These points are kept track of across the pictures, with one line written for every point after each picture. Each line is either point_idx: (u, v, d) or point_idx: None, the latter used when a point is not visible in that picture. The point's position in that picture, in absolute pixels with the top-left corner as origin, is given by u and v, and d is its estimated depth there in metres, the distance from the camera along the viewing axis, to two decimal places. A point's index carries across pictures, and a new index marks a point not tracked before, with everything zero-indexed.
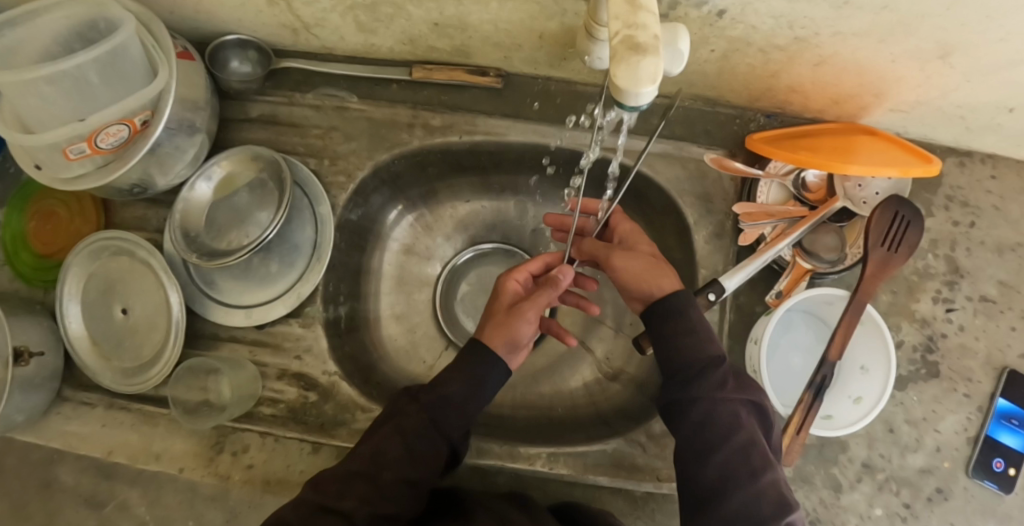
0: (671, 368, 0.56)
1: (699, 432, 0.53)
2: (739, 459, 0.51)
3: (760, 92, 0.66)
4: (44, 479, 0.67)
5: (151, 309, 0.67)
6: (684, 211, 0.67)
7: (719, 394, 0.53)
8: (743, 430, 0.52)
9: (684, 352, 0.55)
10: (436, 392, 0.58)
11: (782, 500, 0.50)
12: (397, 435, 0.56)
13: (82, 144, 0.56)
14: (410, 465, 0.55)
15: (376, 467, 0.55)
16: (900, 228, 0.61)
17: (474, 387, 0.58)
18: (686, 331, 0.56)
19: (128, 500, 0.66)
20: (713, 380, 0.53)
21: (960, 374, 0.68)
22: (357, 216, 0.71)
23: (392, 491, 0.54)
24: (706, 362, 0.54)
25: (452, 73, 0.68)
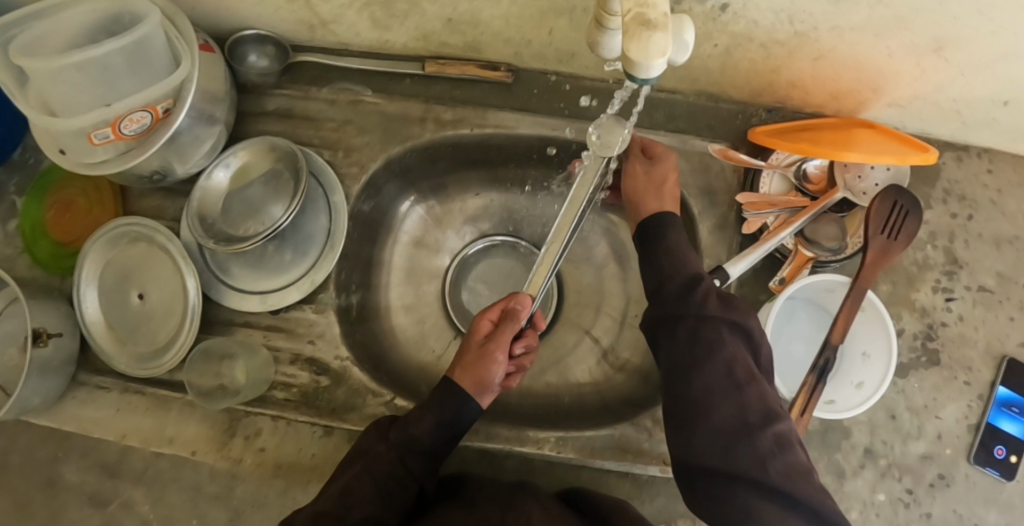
0: (660, 294, 0.59)
1: (686, 349, 0.54)
2: (725, 372, 0.52)
3: (762, 88, 0.67)
4: (47, 479, 0.68)
5: (168, 296, 0.68)
6: (689, 202, 0.69)
7: (703, 312, 0.55)
8: (726, 345, 0.53)
9: (664, 281, 0.59)
10: (406, 432, 0.59)
11: (769, 411, 0.51)
12: (367, 477, 0.57)
13: (107, 129, 0.58)
14: (376, 505, 0.56)
15: (345, 508, 0.55)
16: (901, 219, 0.63)
17: (444, 427, 0.59)
18: (669, 253, 0.61)
19: (132, 498, 0.66)
20: (697, 297, 0.56)
21: (960, 363, 0.69)
22: (370, 207, 0.73)
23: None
24: (687, 285, 0.57)
25: (463, 68, 0.69)
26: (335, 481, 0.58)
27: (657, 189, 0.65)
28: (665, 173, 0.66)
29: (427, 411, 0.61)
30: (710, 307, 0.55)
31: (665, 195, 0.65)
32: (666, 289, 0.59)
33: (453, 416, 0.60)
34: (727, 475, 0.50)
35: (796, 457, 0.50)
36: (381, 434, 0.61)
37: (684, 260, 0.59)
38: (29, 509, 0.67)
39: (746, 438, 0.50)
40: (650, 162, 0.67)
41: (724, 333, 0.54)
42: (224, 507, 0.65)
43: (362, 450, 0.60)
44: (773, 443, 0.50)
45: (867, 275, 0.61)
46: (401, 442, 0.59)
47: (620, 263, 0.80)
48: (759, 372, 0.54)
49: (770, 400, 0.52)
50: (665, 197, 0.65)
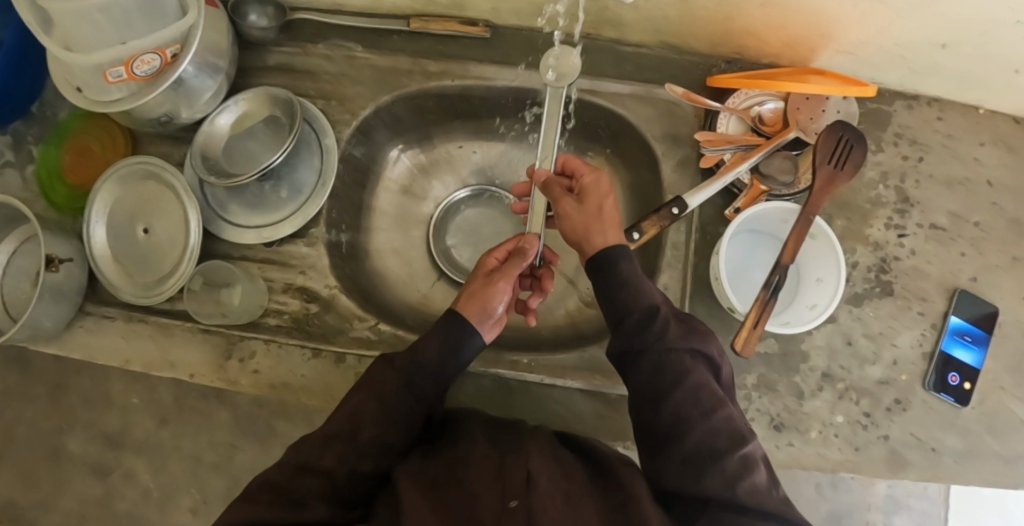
0: (622, 323, 0.60)
1: (654, 379, 0.58)
2: (692, 396, 0.56)
3: (720, 37, 0.73)
4: None
5: (171, 230, 0.74)
6: (653, 144, 0.74)
7: (664, 342, 0.58)
8: (690, 373, 0.57)
9: (624, 312, 0.60)
10: (411, 360, 0.61)
11: (734, 434, 0.55)
12: (375, 399, 0.59)
13: (121, 68, 0.64)
14: (384, 426, 0.58)
15: (354, 428, 0.58)
16: (847, 150, 0.68)
17: (450, 352, 0.61)
18: (629, 284, 0.60)
19: None
20: (657, 328, 0.59)
21: (914, 294, 0.73)
22: (360, 153, 0.79)
23: (370, 451, 0.58)
24: (648, 316, 0.59)
25: (446, 24, 0.76)
26: (344, 405, 0.61)
27: (596, 220, 0.63)
28: (597, 201, 0.64)
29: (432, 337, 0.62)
30: (672, 338, 0.58)
31: (607, 223, 0.63)
32: (627, 322, 0.60)
33: (438, 378, 0.61)
34: (701, 499, 0.53)
35: (761, 474, 0.54)
36: (388, 360, 0.63)
37: (644, 290, 0.60)
38: None
39: (716, 459, 0.54)
40: (579, 196, 0.65)
41: (688, 359, 0.58)
42: None
43: (370, 377, 0.62)
44: (739, 464, 0.53)
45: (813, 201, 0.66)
46: (408, 369, 0.60)
47: None
48: (722, 395, 0.58)
49: (735, 420, 0.56)
50: (609, 224, 0.63)
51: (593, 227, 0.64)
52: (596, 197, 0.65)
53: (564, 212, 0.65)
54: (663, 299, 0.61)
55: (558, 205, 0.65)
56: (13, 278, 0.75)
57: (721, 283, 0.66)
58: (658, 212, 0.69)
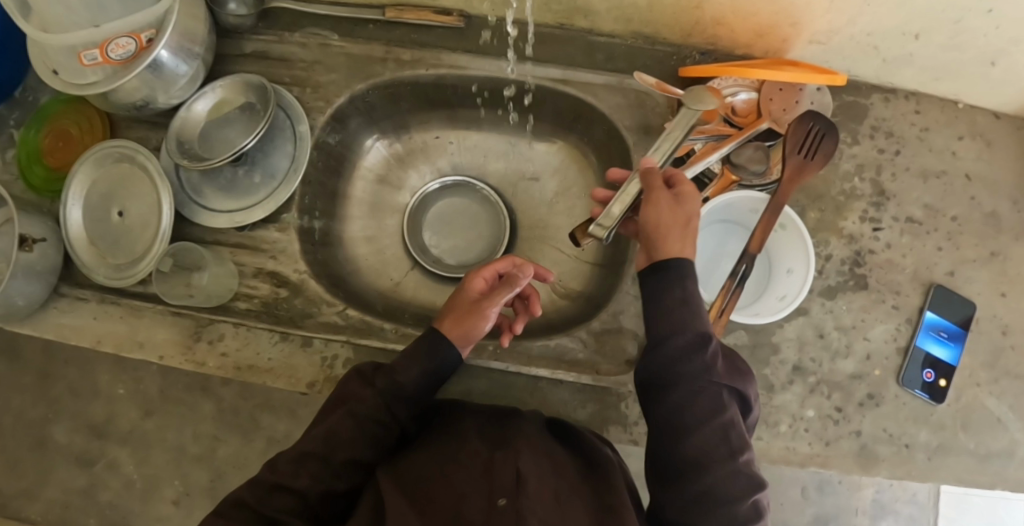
0: (669, 343, 0.57)
1: (686, 410, 0.55)
2: (723, 435, 0.55)
3: (691, 27, 0.73)
4: (38, 438, 0.77)
5: (144, 211, 0.74)
6: (624, 133, 0.74)
7: (706, 376, 0.55)
8: (725, 411, 0.55)
9: (669, 334, 0.57)
10: (389, 380, 0.60)
11: (752, 478, 0.55)
12: (349, 415, 0.59)
13: (95, 51, 0.66)
14: (361, 447, 0.58)
15: (330, 448, 0.57)
16: (822, 143, 0.67)
17: (429, 376, 0.61)
18: (687, 306, 0.57)
19: (116, 459, 0.76)
20: (702, 359, 0.56)
21: (888, 287, 0.72)
22: (335, 140, 0.79)
23: (343, 471, 0.58)
24: (698, 344, 0.56)
25: (420, 14, 0.76)
26: (321, 423, 0.60)
27: (680, 227, 0.58)
28: (691, 212, 0.60)
29: (412, 359, 0.61)
30: (717, 373, 0.56)
31: (688, 235, 0.59)
32: (671, 344, 0.56)
33: (417, 397, 0.61)
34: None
35: (763, 519, 0.56)
36: (364, 378, 0.62)
37: (697, 316, 0.57)
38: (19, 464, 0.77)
39: (731, 501, 0.54)
40: (676, 197, 0.60)
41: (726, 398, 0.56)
42: (205, 466, 0.75)
43: (346, 394, 0.61)
44: (750, 508, 0.54)
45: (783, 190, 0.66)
46: (387, 388, 0.60)
47: (570, 202, 0.83)
48: (747, 438, 0.57)
49: (754, 466, 0.56)
50: (689, 239, 0.59)
51: (671, 234, 0.59)
52: (691, 205, 0.60)
53: (653, 203, 0.60)
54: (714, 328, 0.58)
55: (651, 198, 0.60)
56: None
57: None
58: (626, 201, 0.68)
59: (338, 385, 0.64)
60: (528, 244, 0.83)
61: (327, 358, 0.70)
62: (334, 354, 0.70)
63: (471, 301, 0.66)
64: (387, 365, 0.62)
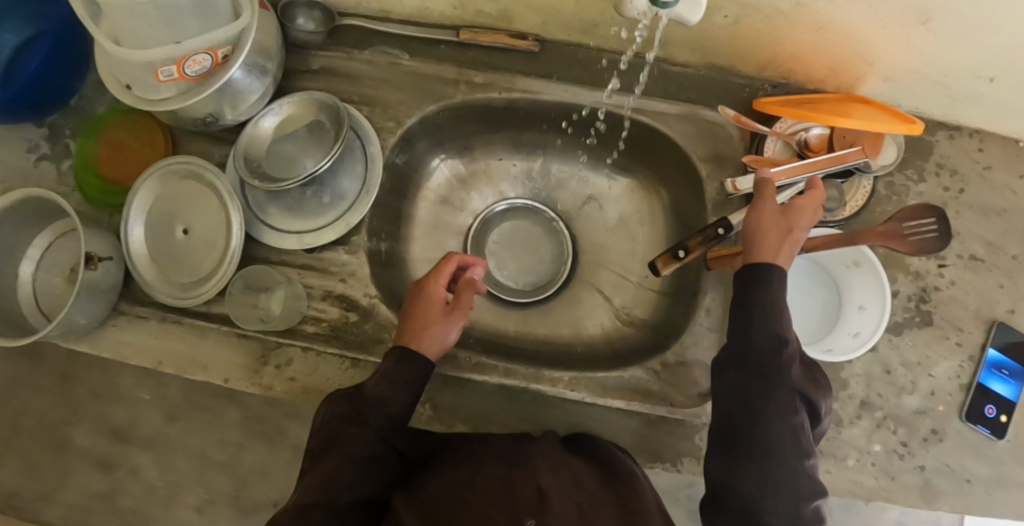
0: (750, 337, 0.58)
1: (761, 404, 0.56)
2: (791, 436, 0.55)
3: (768, 60, 0.73)
4: (58, 442, 0.81)
5: (212, 230, 0.73)
6: (698, 164, 0.74)
7: (785, 375, 0.56)
8: (797, 411, 0.56)
9: (754, 329, 0.57)
10: (371, 405, 0.60)
11: (815, 485, 0.55)
12: (346, 450, 0.57)
13: (172, 67, 0.64)
14: (361, 486, 0.56)
15: (331, 495, 0.55)
16: (927, 229, 0.68)
17: (407, 395, 0.60)
18: (769, 307, 0.58)
19: (138, 465, 0.81)
20: (784, 357, 0.56)
21: (951, 324, 0.73)
22: (402, 161, 0.78)
23: (348, 516, 0.55)
24: (777, 343, 0.57)
25: (495, 36, 0.75)
26: (314, 471, 0.57)
27: (779, 234, 0.60)
28: (795, 223, 0.61)
29: (379, 383, 0.61)
30: (794, 374, 0.56)
31: (784, 245, 0.60)
32: (754, 338, 0.57)
33: (397, 421, 0.60)
34: None
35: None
36: (353, 410, 0.60)
37: (786, 317, 0.58)
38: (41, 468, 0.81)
39: (794, 500, 0.54)
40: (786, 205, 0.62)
41: (800, 403, 0.56)
42: (230, 474, 0.82)
43: (335, 434, 0.59)
44: (813, 511, 0.55)
45: (870, 238, 0.67)
46: (366, 417, 0.59)
47: (632, 228, 0.83)
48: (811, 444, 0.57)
49: (816, 476, 0.56)
50: (786, 247, 0.60)
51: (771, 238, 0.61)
52: (799, 217, 0.61)
53: (763, 205, 0.62)
54: (795, 333, 0.58)
55: (764, 199, 0.63)
56: (47, 272, 0.75)
57: None
58: (705, 232, 0.69)
59: (319, 425, 0.61)
60: (590, 270, 0.83)
61: None
62: None
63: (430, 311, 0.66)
64: (370, 384, 0.61)
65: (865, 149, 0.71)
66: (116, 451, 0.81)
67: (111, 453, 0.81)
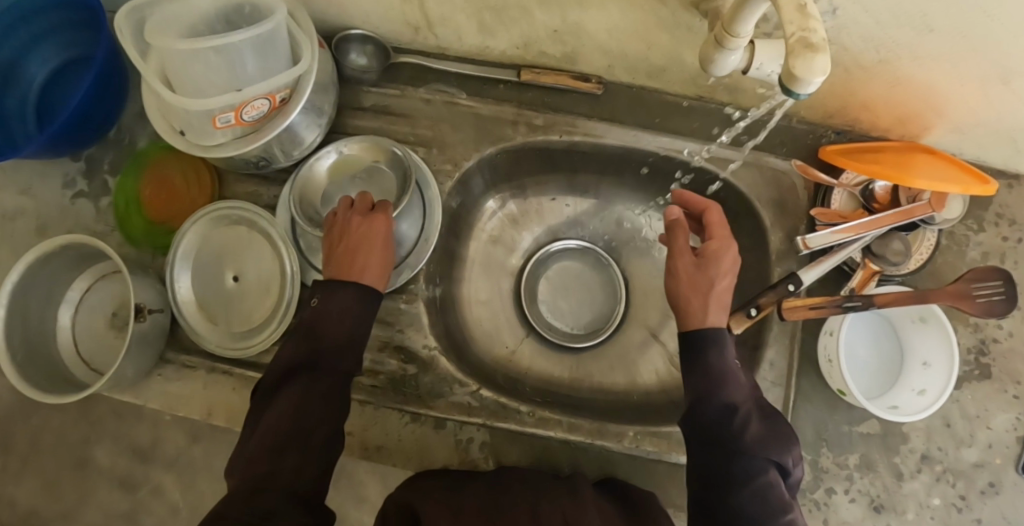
0: (700, 406, 0.58)
1: (720, 471, 0.56)
2: (760, 496, 0.54)
3: (836, 109, 0.72)
4: (79, 459, 0.75)
5: (266, 277, 0.71)
6: (761, 213, 0.74)
7: (741, 440, 0.56)
8: (763, 471, 0.55)
9: (703, 396, 0.58)
10: (322, 342, 0.58)
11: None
12: (302, 391, 0.56)
13: (231, 114, 0.60)
14: (331, 417, 0.56)
15: (299, 432, 0.54)
16: (993, 292, 0.68)
17: (354, 321, 0.59)
18: (710, 375, 0.58)
19: (162, 484, 0.74)
20: (737, 420, 0.56)
21: (1010, 376, 0.73)
22: (457, 203, 0.76)
23: (321, 448, 0.55)
24: (726, 409, 0.57)
25: (557, 78, 0.73)
26: (273, 408, 0.55)
27: (701, 297, 0.60)
28: (715, 275, 0.60)
29: (330, 312, 0.59)
30: (749, 435, 0.56)
31: (711, 302, 0.60)
32: (705, 406, 0.58)
33: (350, 344, 0.58)
34: None
35: None
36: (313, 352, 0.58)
37: (730, 380, 0.58)
38: (61, 489, 0.75)
39: None
40: (698, 259, 0.62)
41: (765, 461, 0.55)
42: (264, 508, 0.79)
43: (290, 365, 0.57)
44: None
45: (942, 297, 0.67)
46: (325, 352, 0.57)
47: None
48: (790, 502, 0.56)
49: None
50: (712, 305, 0.60)
51: (696, 303, 0.60)
52: (716, 269, 0.61)
53: (676, 270, 0.62)
54: (746, 395, 0.58)
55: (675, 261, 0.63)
56: (88, 316, 0.72)
57: (836, 367, 0.67)
58: (774, 288, 0.69)
59: (276, 356, 0.58)
60: (644, 313, 0.82)
61: (461, 441, 0.68)
62: (469, 438, 0.68)
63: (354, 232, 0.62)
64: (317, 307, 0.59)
65: (931, 203, 0.70)
66: (138, 470, 0.74)
67: (133, 472, 0.74)
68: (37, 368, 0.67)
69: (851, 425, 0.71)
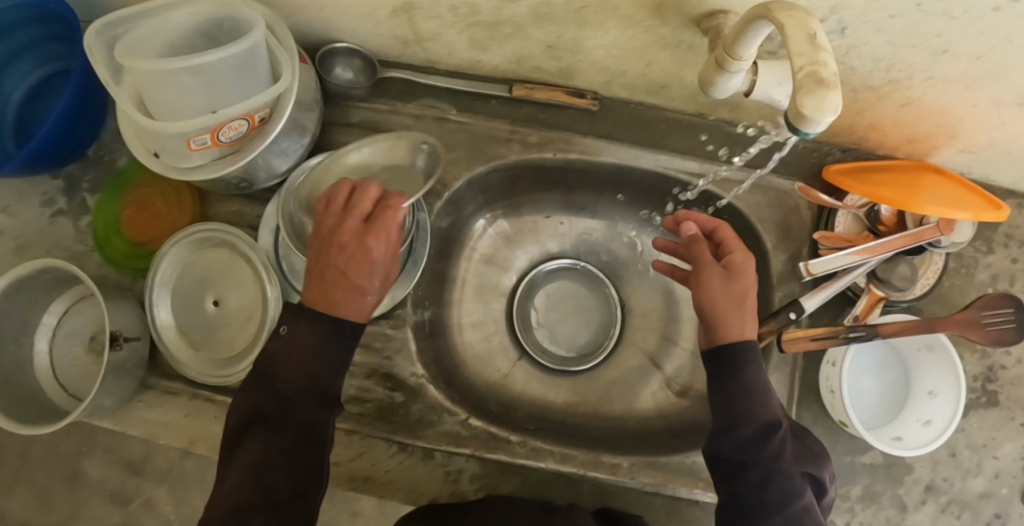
0: (738, 429, 0.53)
1: (757, 496, 0.52)
2: (798, 520, 0.52)
3: (842, 128, 0.70)
4: (69, 473, 0.72)
5: (247, 302, 0.69)
6: (763, 235, 0.71)
7: (778, 463, 0.53)
8: (800, 493, 0.53)
9: (742, 419, 0.53)
10: (274, 385, 0.52)
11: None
12: (257, 445, 0.51)
13: (206, 136, 0.58)
14: (289, 469, 0.51)
15: (253, 493, 0.50)
16: (1004, 320, 0.66)
17: (305, 358, 0.52)
18: (753, 394, 0.53)
19: (154, 498, 0.70)
20: (775, 445, 0.53)
21: (1018, 404, 0.71)
22: (447, 223, 0.73)
23: (285, 506, 0.51)
24: (768, 429, 0.53)
25: (552, 94, 0.70)
26: (233, 464, 0.52)
27: (738, 308, 0.55)
28: (745, 285, 0.56)
29: (281, 352, 0.52)
30: (786, 458, 0.53)
31: (747, 314, 0.55)
32: (742, 429, 0.53)
33: (301, 390, 0.52)
34: None
35: None
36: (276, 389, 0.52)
37: (770, 400, 0.54)
38: (51, 502, 0.71)
39: None
40: (726, 269, 0.57)
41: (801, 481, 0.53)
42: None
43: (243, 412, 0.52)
44: None
45: (949, 326, 0.65)
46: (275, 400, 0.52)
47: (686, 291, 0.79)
48: (821, 518, 0.55)
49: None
50: (749, 317, 0.55)
51: (731, 315, 0.55)
52: (746, 278, 0.56)
53: (705, 282, 0.56)
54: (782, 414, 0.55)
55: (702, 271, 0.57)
56: (66, 341, 0.70)
57: (840, 399, 0.64)
58: (776, 317, 0.67)
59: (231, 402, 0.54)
60: (641, 334, 0.80)
61: (451, 472, 0.66)
62: (459, 469, 0.66)
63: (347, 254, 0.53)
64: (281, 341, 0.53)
65: (940, 226, 0.68)
66: (127, 484, 0.71)
67: (121, 487, 0.71)
68: (12, 397, 0.65)
69: (854, 456, 0.68)
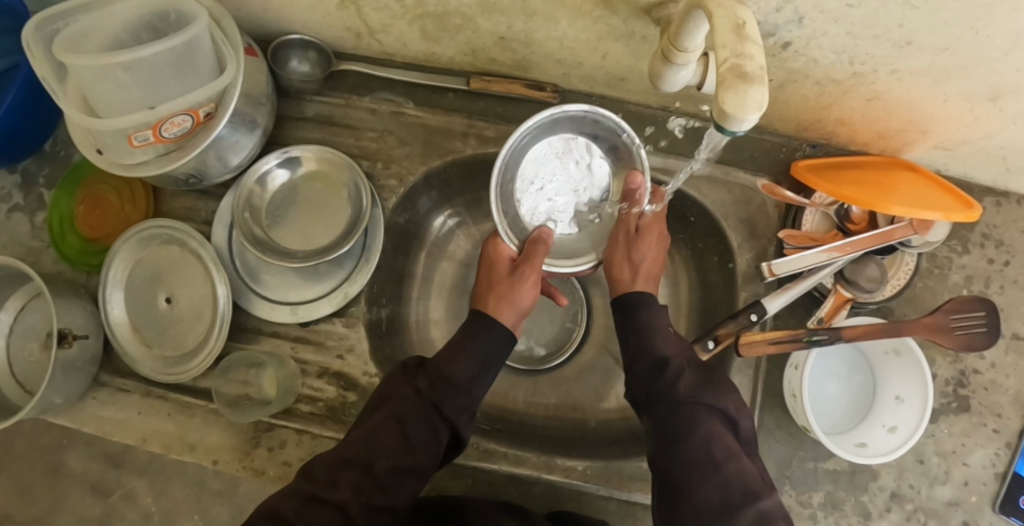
0: (633, 366, 0.58)
1: (665, 427, 0.53)
2: (703, 449, 0.51)
3: (809, 123, 0.67)
4: (53, 463, 0.68)
5: (198, 300, 0.68)
6: (728, 234, 0.69)
7: (673, 394, 0.54)
8: (702, 420, 0.52)
9: (637, 358, 0.58)
10: (437, 376, 0.56)
11: (748, 489, 0.49)
12: (393, 407, 0.55)
13: (147, 132, 0.56)
14: (406, 453, 0.53)
15: (368, 455, 0.52)
16: (973, 324, 0.64)
17: (481, 366, 0.57)
18: (640, 334, 0.59)
19: (135, 490, 0.66)
20: (667, 378, 0.55)
21: (990, 410, 0.68)
22: (404, 220, 0.72)
23: (387, 481, 0.52)
24: (657, 365, 0.56)
25: (510, 86, 0.68)
26: (359, 426, 0.55)
27: (630, 267, 0.62)
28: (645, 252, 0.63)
29: (460, 350, 0.58)
30: (682, 390, 0.54)
31: (639, 273, 0.62)
32: (637, 368, 0.57)
33: (450, 379, 0.56)
34: None
35: None
36: (409, 374, 0.58)
37: (658, 339, 0.58)
38: (35, 491, 0.68)
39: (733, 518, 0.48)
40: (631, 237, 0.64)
41: (699, 408, 0.53)
42: (228, 503, 0.64)
43: (388, 392, 0.57)
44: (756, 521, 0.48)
45: (916, 330, 0.63)
46: (432, 387, 0.56)
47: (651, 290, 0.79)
48: (741, 454, 0.52)
49: (750, 476, 0.50)
50: (642, 279, 0.62)
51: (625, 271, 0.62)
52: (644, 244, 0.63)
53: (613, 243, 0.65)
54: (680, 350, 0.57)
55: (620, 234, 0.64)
56: (22, 338, 0.69)
57: (800, 401, 0.62)
58: (736, 319, 0.66)
59: (379, 383, 0.60)
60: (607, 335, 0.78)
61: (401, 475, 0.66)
62: None
63: (492, 283, 0.63)
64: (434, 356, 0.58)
65: (913, 225, 0.65)
66: (110, 474, 0.67)
67: (106, 476, 0.67)
68: None
69: (817, 461, 0.67)
